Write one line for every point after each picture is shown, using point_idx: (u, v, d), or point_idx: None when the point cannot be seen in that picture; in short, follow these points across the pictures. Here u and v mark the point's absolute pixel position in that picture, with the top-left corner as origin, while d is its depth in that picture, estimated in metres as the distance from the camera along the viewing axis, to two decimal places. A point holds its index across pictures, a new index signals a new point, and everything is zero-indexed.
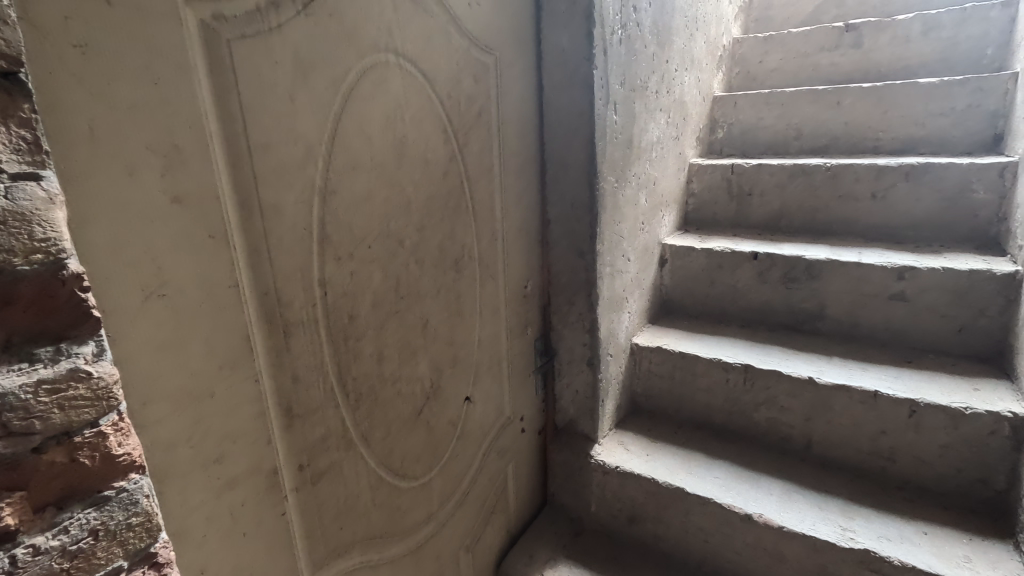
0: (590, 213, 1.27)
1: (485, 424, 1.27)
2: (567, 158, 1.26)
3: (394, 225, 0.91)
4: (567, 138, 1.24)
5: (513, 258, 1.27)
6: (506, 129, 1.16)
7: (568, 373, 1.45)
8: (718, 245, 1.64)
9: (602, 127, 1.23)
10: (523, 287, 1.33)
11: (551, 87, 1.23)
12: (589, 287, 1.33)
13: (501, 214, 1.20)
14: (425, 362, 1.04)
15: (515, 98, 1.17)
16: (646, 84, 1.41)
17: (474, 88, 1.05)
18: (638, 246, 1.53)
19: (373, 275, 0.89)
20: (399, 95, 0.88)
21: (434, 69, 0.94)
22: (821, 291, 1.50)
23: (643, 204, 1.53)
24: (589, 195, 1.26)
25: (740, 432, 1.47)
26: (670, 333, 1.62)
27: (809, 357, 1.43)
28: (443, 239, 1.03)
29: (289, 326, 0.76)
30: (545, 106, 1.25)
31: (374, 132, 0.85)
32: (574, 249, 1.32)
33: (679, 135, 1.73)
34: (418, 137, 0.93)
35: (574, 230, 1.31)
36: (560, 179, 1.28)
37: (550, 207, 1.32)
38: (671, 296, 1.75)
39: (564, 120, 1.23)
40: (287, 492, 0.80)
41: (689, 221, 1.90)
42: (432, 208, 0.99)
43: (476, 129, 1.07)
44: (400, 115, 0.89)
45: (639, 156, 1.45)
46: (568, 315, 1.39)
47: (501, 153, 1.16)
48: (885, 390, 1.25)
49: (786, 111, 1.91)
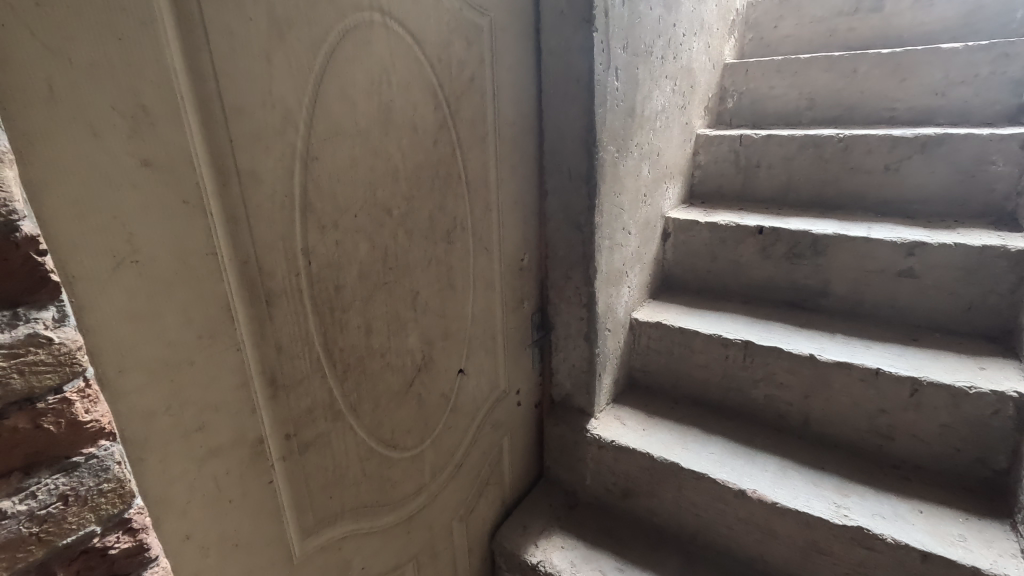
0: (587, 184, 1.23)
1: (479, 397, 1.27)
2: (564, 127, 1.22)
3: (380, 194, 0.89)
4: (565, 106, 1.20)
5: (508, 231, 1.24)
6: (502, 96, 1.13)
7: (565, 348, 1.44)
8: (722, 220, 1.61)
9: (602, 94, 1.18)
10: (519, 260, 1.31)
11: (548, 51, 1.18)
12: (586, 260, 1.31)
13: (496, 185, 1.17)
14: (416, 334, 1.03)
15: (511, 63, 1.13)
16: (650, 49, 1.35)
17: (466, 52, 1.01)
18: (638, 219, 1.50)
19: (360, 245, 0.87)
20: (385, 57, 0.85)
21: (423, 31, 0.91)
22: (826, 267, 1.47)
23: (645, 175, 1.49)
24: (587, 165, 1.22)
25: (738, 408, 1.46)
26: (670, 308, 1.60)
27: (811, 333, 1.40)
28: (434, 210, 1.01)
29: (271, 296, 0.75)
30: (542, 71, 1.20)
31: (358, 97, 0.82)
32: (571, 222, 1.29)
33: (685, 104, 1.67)
34: (406, 102, 0.90)
35: (572, 201, 1.27)
36: (558, 149, 1.24)
37: (546, 178, 1.29)
38: (672, 271, 1.72)
39: (561, 86, 1.19)
40: (273, 461, 0.80)
41: (694, 194, 1.86)
42: (421, 178, 0.97)
43: (469, 96, 1.04)
44: (386, 80, 0.86)
45: (642, 125, 1.40)
46: (565, 289, 1.37)
47: (496, 122, 1.13)
48: (886, 368, 1.22)
49: (799, 79, 1.84)
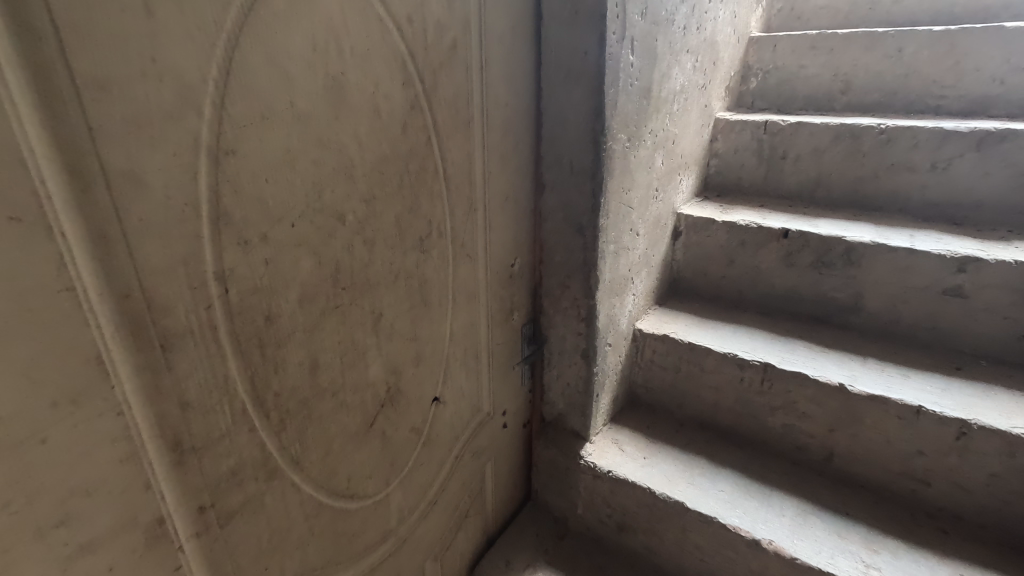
0: (593, 179, 1.03)
1: (459, 425, 1.10)
2: (568, 110, 1.00)
3: (328, 196, 0.69)
4: (569, 83, 0.98)
5: (497, 233, 1.05)
6: (493, 70, 0.91)
7: (559, 365, 1.26)
8: (742, 220, 1.42)
9: (615, 71, 0.97)
10: (509, 266, 1.12)
11: (551, 14, 0.95)
12: (588, 269, 1.11)
13: (483, 179, 0.96)
14: (379, 364, 0.84)
15: (506, 28, 0.91)
16: (671, 17, 1.13)
17: (448, 11, 0.79)
18: (648, 218, 1.30)
19: (300, 263, 0.67)
20: (334, 13, 0.63)
21: None
22: (859, 280, 1.29)
23: (658, 167, 1.28)
24: (593, 157, 1.01)
25: (751, 436, 1.30)
26: (679, 318, 1.42)
27: (839, 357, 1.23)
28: (403, 213, 0.81)
29: (170, 338, 0.56)
30: (542, 38, 0.98)
31: (294, 67, 0.61)
32: (571, 224, 1.10)
33: (706, 84, 1.45)
34: (365, 76, 0.69)
35: (573, 199, 1.07)
36: (559, 136, 1.03)
37: (544, 169, 1.08)
38: (681, 274, 1.54)
39: (566, 58, 0.97)
40: (181, 542, 0.62)
41: (709, 187, 1.66)
42: (386, 174, 0.76)
43: (450, 68, 0.82)
44: (334, 46, 0.64)
45: (658, 108, 1.19)
46: (562, 299, 1.19)
47: (486, 101, 0.92)
48: (929, 406, 1.06)
49: (835, 59, 1.62)
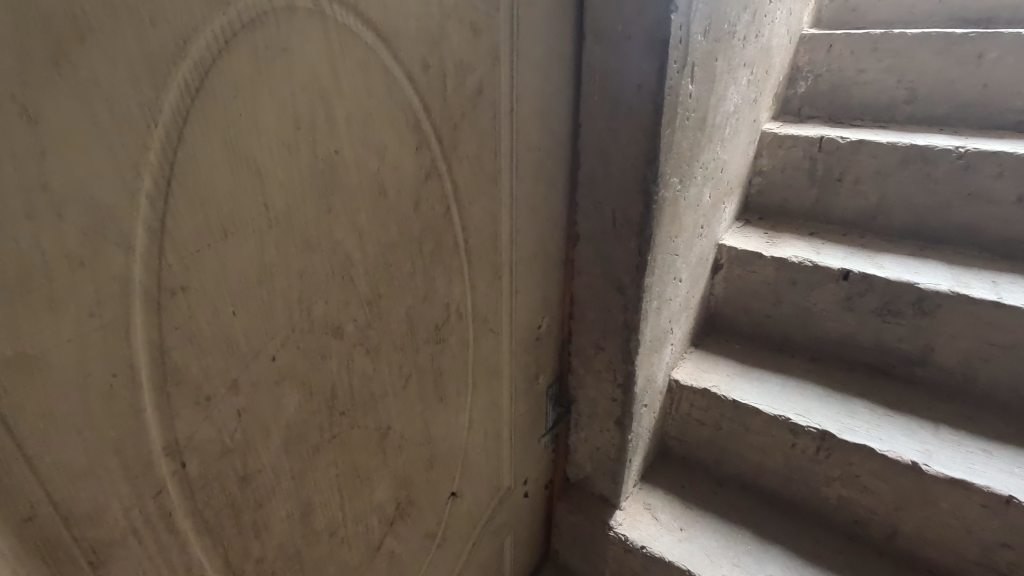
0: (639, 235, 0.86)
1: (477, 511, 0.96)
2: (613, 152, 0.82)
3: (320, 310, 0.52)
4: (616, 120, 0.80)
5: (523, 295, 0.88)
6: (525, 109, 0.73)
7: (588, 428, 1.11)
8: (794, 255, 1.24)
9: (673, 107, 0.78)
10: (535, 328, 0.95)
11: (597, 34, 0.76)
12: (628, 333, 0.95)
13: (509, 240, 0.79)
14: (386, 482, 0.69)
15: (542, 56, 0.72)
16: (733, 29, 0.93)
17: (473, 46, 0.60)
18: (692, 259, 1.13)
19: (284, 401, 0.51)
20: (323, 72, 0.45)
21: (398, 18, 0.50)
22: (930, 332, 1.13)
23: (705, 201, 1.11)
24: (641, 209, 0.84)
25: (800, 504, 1.16)
26: (719, 366, 1.26)
27: (907, 423, 1.08)
28: (415, 304, 0.64)
29: (103, 551, 0.40)
30: (584, 63, 0.79)
31: (267, 156, 0.43)
32: (610, 281, 0.93)
33: (757, 97, 1.26)
34: (367, 149, 0.51)
35: (614, 254, 0.90)
36: (599, 181, 0.85)
37: (579, 217, 0.91)
38: (719, 311, 1.38)
39: (613, 90, 0.78)
40: None
41: (751, 208, 1.48)
42: (395, 263, 0.59)
43: (475, 116, 0.64)
44: (324, 117, 0.46)
45: (711, 137, 1.00)
46: (594, 361, 1.03)
47: (516, 149, 0.74)
48: (1021, 497, 0.92)
49: (900, 63, 1.41)
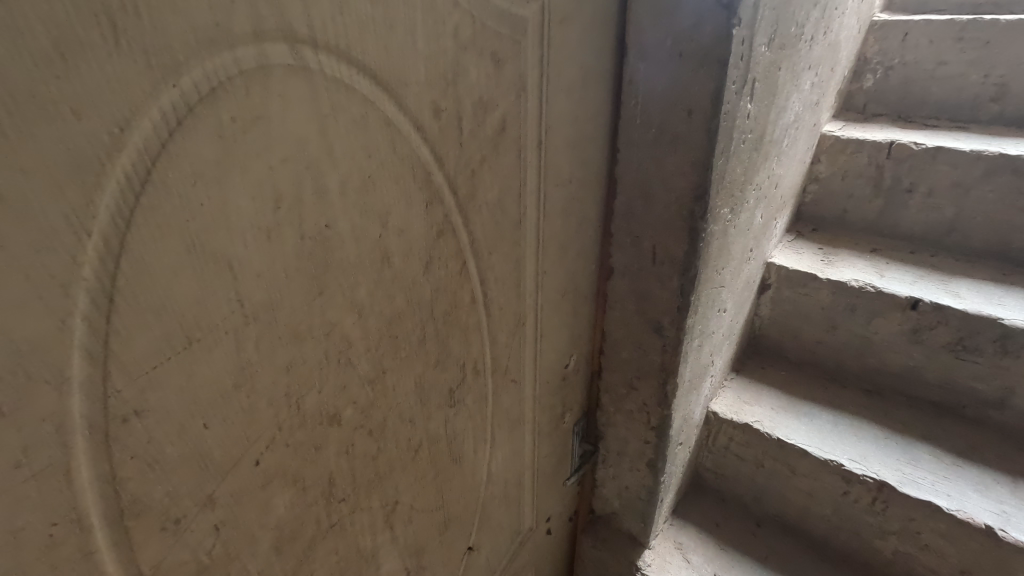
0: (683, 275, 0.75)
1: (495, 560, 0.89)
2: (655, 182, 0.72)
3: (312, 401, 0.45)
4: (661, 147, 0.69)
5: (549, 337, 0.80)
6: (555, 141, 0.63)
7: (617, 465, 1.03)
8: (854, 279, 1.11)
9: (728, 134, 0.67)
10: (563, 368, 0.87)
11: (642, 49, 0.65)
12: (665, 376, 0.86)
13: (534, 283, 0.70)
14: (394, 556, 0.63)
15: (576, 78, 0.62)
16: (801, 31, 0.80)
17: (495, 78, 0.51)
18: (739, 286, 1.02)
19: (272, 504, 0.45)
20: (309, 138, 0.37)
21: (403, 60, 0.42)
22: (1012, 374, 0.99)
23: (756, 223, 0.99)
24: (686, 247, 0.73)
25: (849, 553, 1.06)
26: (763, 398, 1.15)
27: (980, 477, 0.96)
28: (426, 372, 0.57)
29: None
30: (625, 82, 0.68)
31: (239, 246, 0.36)
32: (646, 320, 0.83)
33: (820, 99, 1.12)
34: (365, 217, 0.43)
35: (652, 293, 0.80)
36: (639, 213, 0.75)
37: (614, 249, 0.81)
38: (763, 334, 1.26)
39: (659, 114, 0.67)
40: None
41: (804, 218, 1.34)
42: (401, 334, 0.52)
43: (497, 158, 0.55)
44: (311, 190, 0.38)
45: (767, 154, 0.88)
46: (626, 400, 0.94)
47: (544, 186, 0.64)
48: None
49: (988, 54, 1.23)
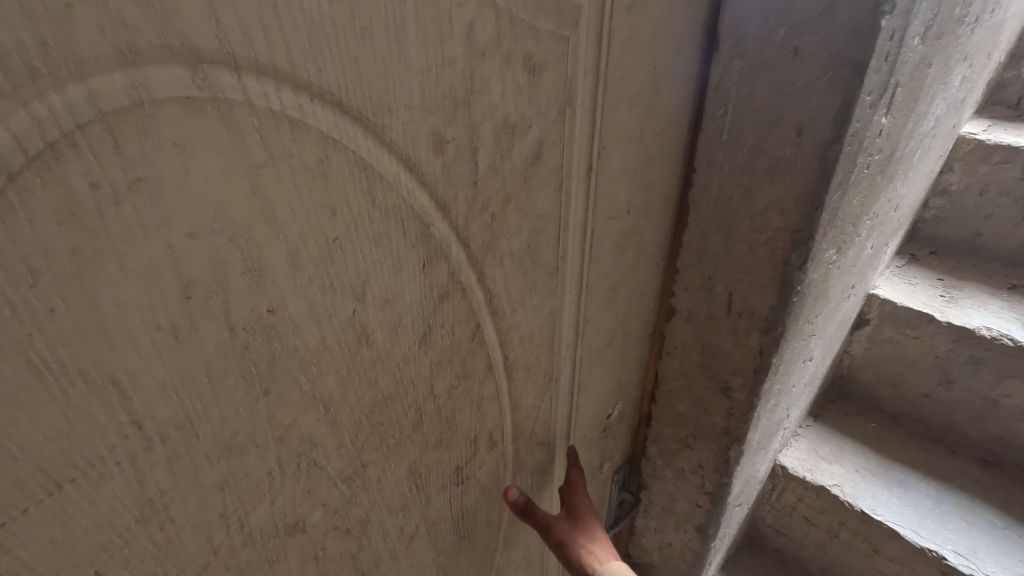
0: (765, 333, 0.59)
1: None
2: (741, 217, 0.56)
3: (261, 517, 0.35)
4: (753, 174, 0.53)
5: (590, 388, 0.66)
6: (611, 164, 0.48)
7: (661, 522, 0.90)
8: (985, 326, 0.87)
9: (850, 161, 0.50)
10: (605, 418, 0.74)
11: (741, 44, 0.49)
12: (727, 441, 0.71)
13: (573, 333, 0.57)
14: None
15: (646, 82, 0.47)
16: (966, 13, 0.59)
17: (529, 92, 0.37)
18: (832, 329, 0.83)
19: None
20: (232, 201, 0.26)
21: (386, 76, 0.29)
22: None
23: (865, 255, 0.79)
24: (773, 301, 0.57)
25: None
26: (847, 457, 0.93)
27: None
28: (424, 454, 0.46)
29: None
30: (713, 85, 0.52)
31: (128, 354, 0.25)
32: (711, 377, 0.68)
33: (966, 97, 0.88)
34: (330, 291, 0.32)
35: (723, 347, 0.65)
36: (714, 252, 0.59)
37: (678, 288, 0.65)
38: (853, 376, 1.04)
39: (755, 131, 0.51)
40: None
41: (920, 239, 1.10)
42: (389, 419, 0.40)
43: (527, 194, 0.42)
44: (241, 266, 0.27)
45: (893, 174, 0.68)
46: (677, 456, 0.79)
47: (592, 220, 0.50)
48: None
49: None
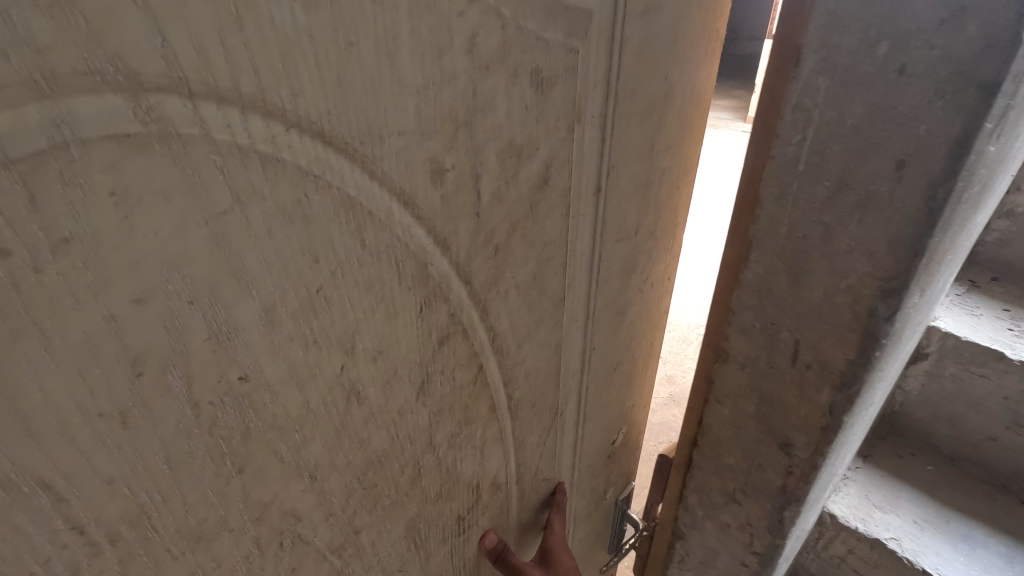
0: (838, 390, 0.48)
1: None
2: (815, 258, 0.45)
3: None
4: (835, 212, 0.43)
5: (596, 418, 0.62)
6: (620, 183, 0.44)
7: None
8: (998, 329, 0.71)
9: (968, 197, 0.39)
10: (610, 445, 0.69)
11: (829, 60, 0.39)
12: (783, 506, 0.58)
13: (580, 363, 0.53)
14: None
15: (658, 94, 0.43)
16: None
17: (537, 110, 0.33)
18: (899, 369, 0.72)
19: None
20: (193, 257, 0.21)
21: (377, 99, 0.24)
22: None
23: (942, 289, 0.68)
24: (852, 354, 0.46)
25: None
26: (910, 505, 0.63)
27: None
28: (423, 510, 0.41)
29: None
30: (790, 105, 0.42)
31: (63, 451, 0.20)
32: (768, 432, 0.56)
33: None
34: (312, 348, 0.27)
35: (785, 401, 0.53)
36: (779, 294, 0.49)
37: (732, 330, 0.54)
38: (910, 412, 0.71)
39: (841, 163, 0.41)
40: None
41: None
42: (384, 479, 0.36)
43: (534, 222, 0.37)
44: (203, 330, 0.22)
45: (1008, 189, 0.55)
46: (717, 512, 0.66)
47: (601, 244, 0.46)
48: None
49: None
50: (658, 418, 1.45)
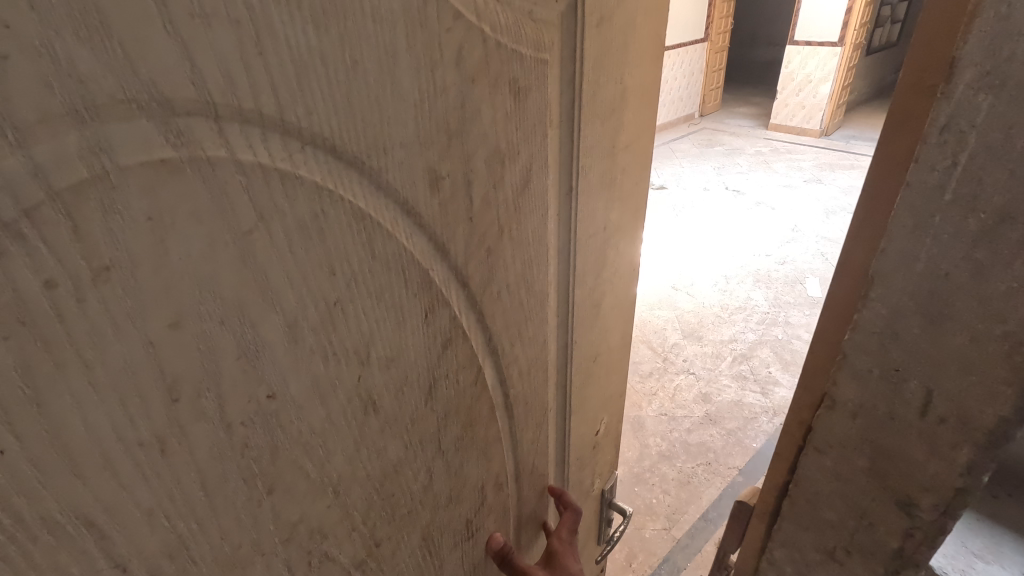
0: (984, 448, 0.56)
1: None
2: (965, 304, 0.53)
3: None
4: (992, 245, 0.50)
5: (581, 412, 0.64)
6: (589, 183, 0.47)
7: None
8: None
9: None
10: (595, 435, 0.72)
11: (992, 75, 0.46)
12: (902, 554, 0.67)
13: (563, 359, 0.55)
14: None
15: (616, 97, 0.46)
16: None
17: (517, 118, 0.35)
18: None
19: None
20: (222, 277, 0.21)
21: (380, 113, 0.25)
22: None
23: None
24: (1002, 410, 0.53)
25: None
26: (1012, 556, 0.70)
27: None
28: (435, 518, 0.42)
29: None
30: (937, 126, 0.50)
31: (103, 485, 0.20)
32: (885, 492, 0.66)
33: None
34: (334, 361, 0.28)
35: (911, 459, 0.62)
36: (911, 340, 0.58)
37: (845, 376, 0.64)
38: None
39: (1001, 194, 0.48)
40: None
41: None
42: (400, 489, 0.36)
43: (519, 223, 0.39)
44: (234, 349, 0.23)
45: None
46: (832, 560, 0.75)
47: (576, 241, 0.48)
48: None
49: None
50: (694, 439, 1.64)
